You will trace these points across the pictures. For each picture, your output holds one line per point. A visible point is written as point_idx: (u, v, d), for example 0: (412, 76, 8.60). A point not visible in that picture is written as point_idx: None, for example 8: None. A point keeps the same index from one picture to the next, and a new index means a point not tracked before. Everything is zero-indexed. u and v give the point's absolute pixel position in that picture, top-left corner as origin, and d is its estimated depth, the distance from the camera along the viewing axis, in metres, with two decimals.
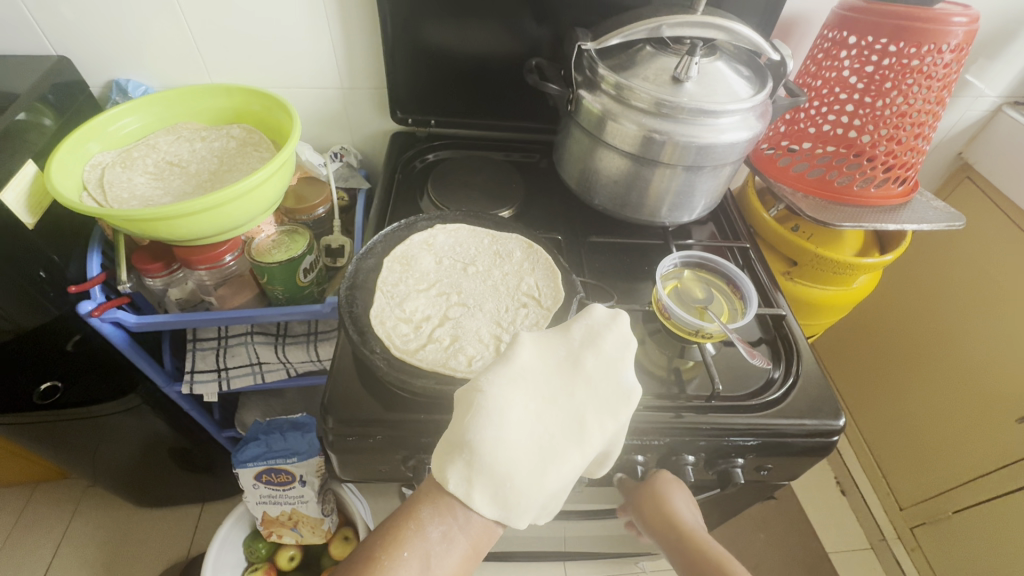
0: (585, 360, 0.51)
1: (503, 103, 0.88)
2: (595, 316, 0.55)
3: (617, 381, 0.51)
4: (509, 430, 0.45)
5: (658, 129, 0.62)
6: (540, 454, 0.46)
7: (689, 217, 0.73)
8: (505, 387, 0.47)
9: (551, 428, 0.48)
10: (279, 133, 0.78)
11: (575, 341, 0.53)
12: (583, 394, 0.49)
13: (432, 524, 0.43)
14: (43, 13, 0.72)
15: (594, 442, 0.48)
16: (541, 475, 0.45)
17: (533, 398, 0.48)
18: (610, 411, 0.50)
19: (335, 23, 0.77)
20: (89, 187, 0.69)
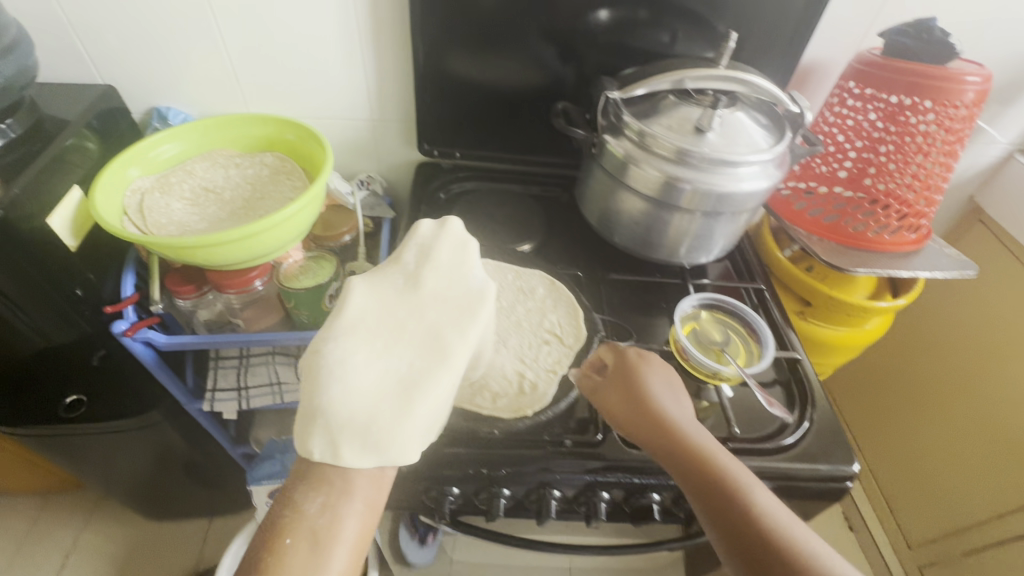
0: (423, 280, 0.57)
1: (526, 137, 0.91)
2: (424, 233, 0.62)
3: (466, 288, 0.57)
4: (356, 379, 0.49)
5: (679, 176, 0.65)
6: (401, 385, 0.50)
7: (706, 257, 0.75)
8: (340, 341, 0.51)
9: (406, 356, 0.52)
10: (310, 162, 0.81)
11: (410, 265, 0.59)
12: (431, 310, 0.55)
13: (308, 501, 0.46)
14: (93, 45, 0.75)
15: (454, 350, 0.53)
16: (405, 405, 0.49)
17: (376, 341, 0.52)
18: (463, 320, 0.54)
19: (368, 59, 0.80)
20: (129, 212, 0.71)
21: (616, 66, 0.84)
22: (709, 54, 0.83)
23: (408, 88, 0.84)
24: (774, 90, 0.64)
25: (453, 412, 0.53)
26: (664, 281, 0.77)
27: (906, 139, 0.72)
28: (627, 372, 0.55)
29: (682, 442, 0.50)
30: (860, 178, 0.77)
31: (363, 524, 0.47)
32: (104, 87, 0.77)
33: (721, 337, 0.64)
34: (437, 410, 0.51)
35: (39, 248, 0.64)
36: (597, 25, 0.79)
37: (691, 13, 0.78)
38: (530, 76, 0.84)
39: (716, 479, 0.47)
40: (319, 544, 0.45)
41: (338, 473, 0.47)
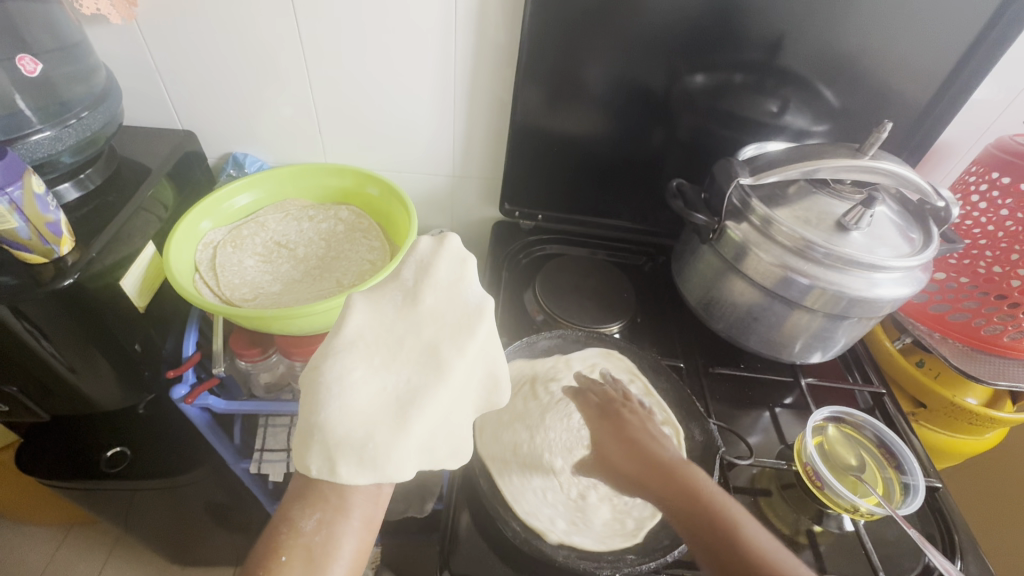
0: (422, 295, 0.52)
1: (612, 200, 0.85)
2: (423, 249, 0.55)
3: (463, 301, 0.52)
4: (353, 395, 0.46)
5: (813, 275, 0.57)
6: (399, 404, 0.47)
7: (820, 357, 0.67)
8: (339, 356, 0.48)
9: (404, 372, 0.49)
10: (392, 224, 0.76)
11: (408, 280, 0.53)
12: (431, 328, 0.51)
13: (304, 517, 0.44)
14: (178, 90, 0.72)
15: (453, 368, 0.49)
16: (401, 423, 0.46)
17: (374, 357, 0.49)
18: (463, 335, 0.51)
19: (457, 117, 0.76)
20: (201, 269, 0.66)
21: (715, 132, 0.78)
22: (822, 129, 0.77)
23: (494, 145, 0.79)
24: (929, 187, 0.58)
25: (453, 428, 0.50)
26: (769, 377, 0.70)
27: None
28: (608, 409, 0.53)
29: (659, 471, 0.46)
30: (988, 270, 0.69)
31: (360, 543, 0.46)
32: (184, 133, 0.74)
33: (856, 463, 0.59)
34: (435, 427, 0.48)
35: (111, 313, 0.59)
36: (693, 88, 0.73)
37: (807, 85, 0.73)
38: (623, 139, 0.78)
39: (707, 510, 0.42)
40: (315, 563, 0.43)
41: (334, 489, 0.46)
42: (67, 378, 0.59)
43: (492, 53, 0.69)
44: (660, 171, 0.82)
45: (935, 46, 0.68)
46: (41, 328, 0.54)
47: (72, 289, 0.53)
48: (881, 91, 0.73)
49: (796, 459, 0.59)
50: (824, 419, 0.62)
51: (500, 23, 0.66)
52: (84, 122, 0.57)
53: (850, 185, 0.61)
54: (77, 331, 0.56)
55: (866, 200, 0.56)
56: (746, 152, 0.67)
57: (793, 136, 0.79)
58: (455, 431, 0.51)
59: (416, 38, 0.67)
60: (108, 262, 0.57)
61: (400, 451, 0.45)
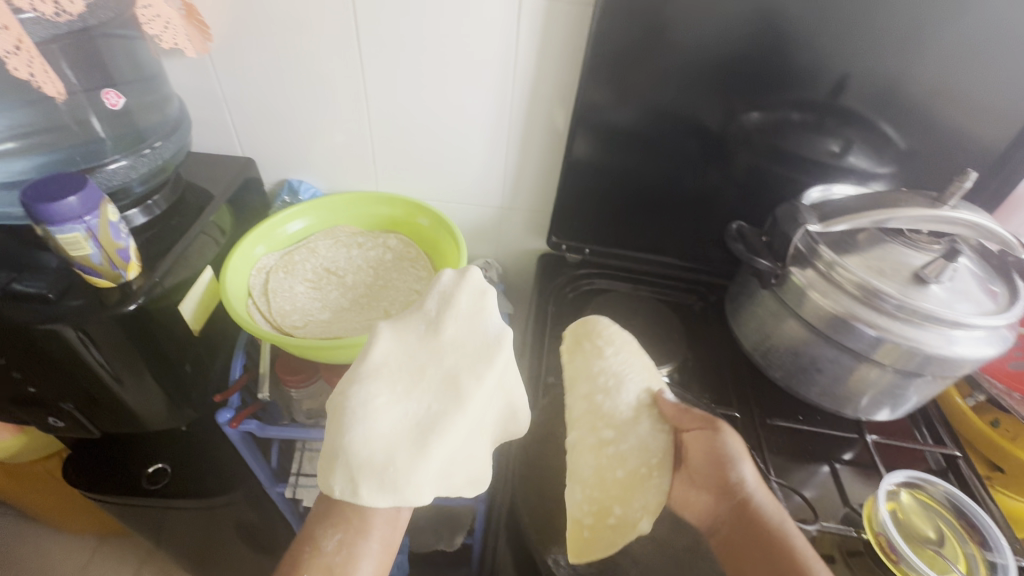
0: (443, 327, 0.53)
1: (662, 236, 0.83)
2: (444, 280, 0.57)
3: (483, 332, 0.54)
4: (376, 420, 0.47)
5: (881, 326, 0.54)
6: (420, 428, 0.48)
7: (888, 413, 0.63)
8: (365, 382, 0.49)
9: (425, 399, 0.50)
10: (439, 254, 0.76)
11: (431, 310, 0.55)
12: (451, 356, 0.52)
13: (327, 537, 0.47)
14: (242, 120, 0.74)
15: (471, 396, 0.50)
16: (421, 447, 0.47)
17: (398, 383, 0.50)
18: (481, 363, 0.52)
19: (510, 150, 0.76)
20: (254, 294, 0.67)
21: (771, 171, 0.76)
22: (886, 172, 0.74)
23: (544, 179, 0.79)
24: (1014, 239, 0.54)
25: (472, 456, 0.50)
26: (832, 433, 0.66)
27: None
28: (711, 426, 0.51)
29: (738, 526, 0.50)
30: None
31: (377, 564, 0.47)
32: (245, 160, 0.76)
33: (934, 535, 0.54)
34: (454, 454, 0.49)
35: (168, 335, 0.60)
36: (753, 126, 0.72)
37: (872, 127, 0.70)
38: (675, 175, 0.77)
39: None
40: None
41: (356, 511, 0.48)
42: (112, 391, 0.59)
43: (549, 89, 0.69)
44: (712, 210, 0.80)
45: (1017, 90, 0.65)
46: (98, 345, 0.55)
47: (135, 313, 0.54)
48: (952, 135, 0.69)
49: (867, 526, 0.55)
50: (896, 484, 0.58)
51: (559, 61, 0.67)
52: (157, 151, 0.60)
53: (928, 236, 0.57)
54: (131, 347, 0.56)
55: (949, 253, 0.53)
56: (811, 194, 0.64)
57: (857, 178, 0.76)
58: (474, 458, 0.51)
59: (473, 73, 0.68)
60: (170, 286, 0.59)
61: (419, 476, 0.46)
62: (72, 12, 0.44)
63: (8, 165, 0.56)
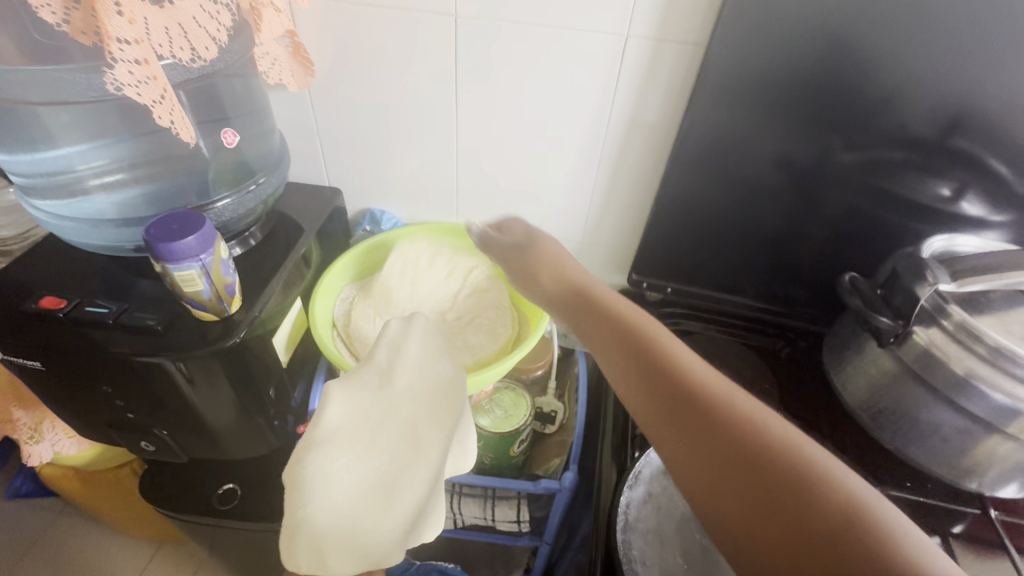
0: (397, 376, 0.45)
1: (747, 277, 0.79)
2: (393, 327, 0.49)
3: (438, 372, 0.45)
4: (334, 486, 0.40)
5: (1016, 395, 0.49)
6: (383, 489, 0.40)
7: (1016, 489, 0.57)
8: (320, 448, 0.41)
9: (384, 456, 0.41)
10: (522, 293, 0.74)
11: (382, 361, 0.46)
12: (408, 407, 0.43)
13: None
14: (330, 150, 0.75)
15: (431, 444, 0.41)
16: (387, 507, 0.39)
17: (354, 443, 0.42)
18: (438, 411, 0.43)
19: (596, 185, 0.74)
20: (338, 325, 0.68)
21: (874, 215, 0.71)
22: (1002, 219, 0.69)
23: (627, 215, 0.77)
24: None
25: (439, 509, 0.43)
26: (947, 505, 0.61)
27: None
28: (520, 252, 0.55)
29: (630, 356, 0.39)
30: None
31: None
32: (331, 190, 0.76)
33: None
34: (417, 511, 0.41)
35: (258, 365, 0.61)
36: (859, 167, 0.68)
37: (991, 171, 0.65)
38: (769, 215, 0.73)
39: (737, 431, 0.33)
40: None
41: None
42: (206, 423, 0.61)
43: (644, 127, 0.67)
44: (804, 252, 0.76)
45: None
46: (195, 374, 0.55)
47: (234, 346, 0.55)
48: None
49: None
50: None
51: (657, 98, 0.65)
52: (261, 187, 0.63)
53: None
54: (226, 381, 0.58)
55: None
56: (933, 245, 0.59)
57: (971, 226, 0.70)
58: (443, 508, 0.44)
59: (563, 108, 0.67)
60: (265, 318, 0.59)
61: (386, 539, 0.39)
62: (205, 57, 0.46)
63: (123, 195, 0.60)
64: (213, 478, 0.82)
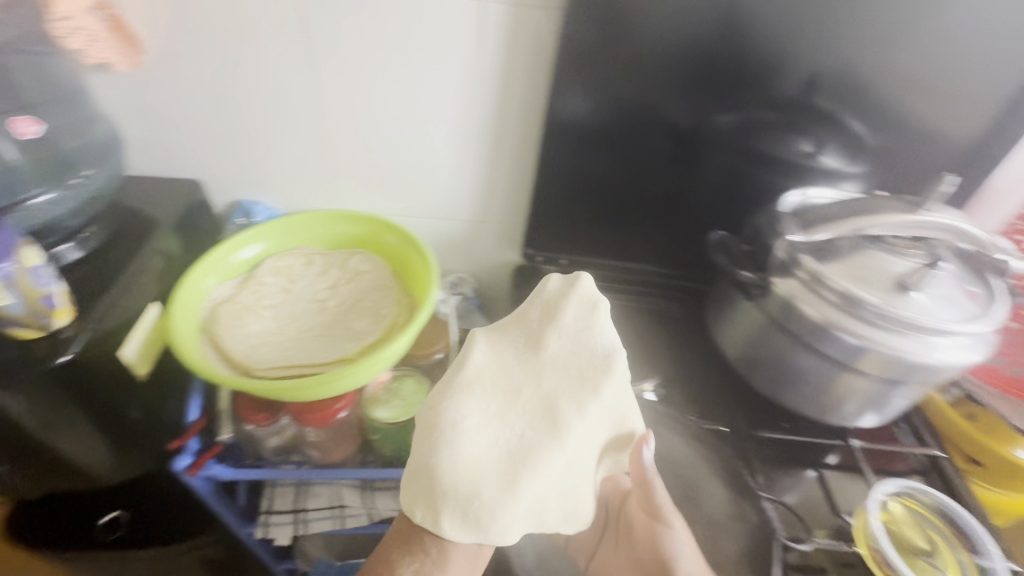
0: (547, 341, 0.49)
1: (638, 243, 0.81)
2: (550, 289, 0.52)
3: (592, 350, 0.49)
4: (465, 447, 0.44)
5: (866, 336, 0.53)
6: (511, 459, 0.44)
7: (874, 418, 0.62)
8: (456, 398, 0.46)
9: (519, 425, 0.46)
10: (408, 274, 0.71)
11: (533, 322, 0.50)
12: (553, 378, 0.47)
13: (404, 565, 0.46)
14: (182, 138, 0.68)
15: (568, 428, 0.46)
16: (509, 484, 0.43)
17: (491, 402, 0.47)
18: (587, 388, 0.47)
19: (478, 161, 0.72)
20: (207, 328, 0.62)
21: (747, 173, 0.74)
22: (856, 169, 0.74)
23: (516, 191, 0.76)
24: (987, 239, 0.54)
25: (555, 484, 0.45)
26: (818, 440, 0.65)
27: None
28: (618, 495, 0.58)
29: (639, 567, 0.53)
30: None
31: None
32: (189, 182, 0.70)
33: (926, 545, 0.52)
34: (556, 480, 0.45)
35: (111, 384, 0.55)
36: (727, 128, 0.70)
37: (841, 124, 0.69)
38: (651, 181, 0.74)
39: None
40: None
41: None
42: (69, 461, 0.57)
43: (517, 96, 0.66)
44: (687, 214, 0.78)
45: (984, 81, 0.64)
46: (27, 398, 0.50)
47: (69, 365, 0.50)
48: (919, 129, 0.69)
49: (858, 540, 0.53)
50: (883, 493, 0.55)
51: (525, 66, 0.63)
52: (89, 180, 0.56)
53: (907, 240, 0.57)
54: (78, 411, 0.53)
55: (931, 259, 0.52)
56: (790, 200, 0.62)
57: (831, 178, 0.74)
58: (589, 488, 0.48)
59: (432, 82, 0.64)
60: (110, 330, 0.54)
61: (507, 515, 0.43)
62: None
63: None
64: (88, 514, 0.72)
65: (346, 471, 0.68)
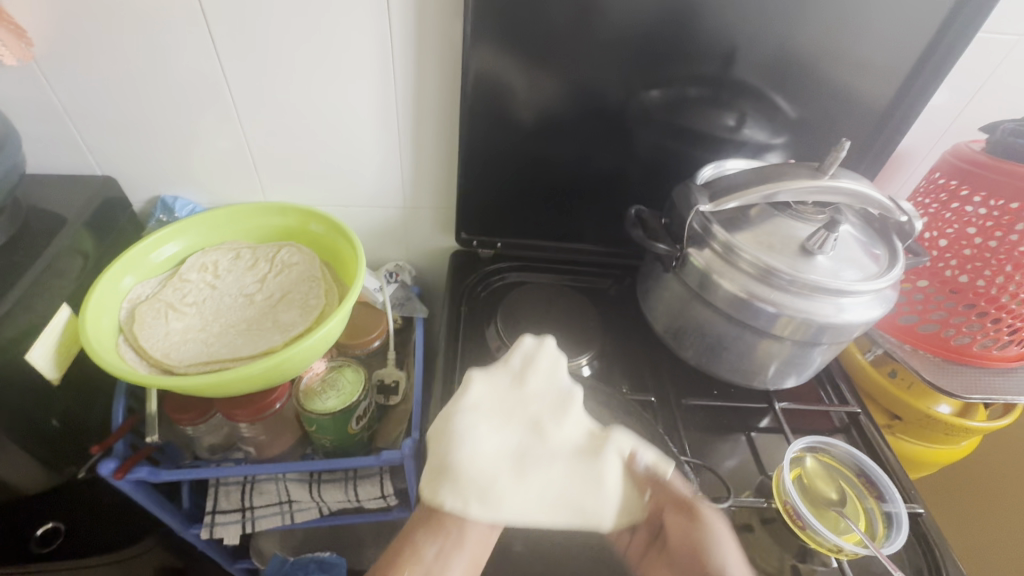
0: (528, 378, 0.50)
1: (572, 223, 0.82)
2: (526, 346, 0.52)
3: (560, 385, 0.50)
4: (477, 443, 0.44)
5: (779, 302, 0.55)
6: (520, 459, 0.44)
7: (795, 380, 0.65)
8: (463, 415, 0.46)
9: (520, 435, 0.46)
10: (338, 262, 0.71)
11: (514, 366, 0.51)
12: (535, 402, 0.48)
13: (426, 544, 0.41)
14: (93, 134, 0.67)
15: (564, 435, 0.46)
16: (520, 476, 0.43)
17: (494, 418, 0.47)
18: (564, 411, 0.48)
19: (402, 146, 0.72)
20: (125, 329, 0.60)
21: (673, 149, 0.75)
22: (780, 142, 0.75)
23: (444, 174, 0.76)
24: (890, 203, 0.56)
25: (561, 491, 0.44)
26: (745, 404, 0.68)
27: (1000, 244, 0.63)
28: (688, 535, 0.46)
29: None
30: (943, 270, 0.69)
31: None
32: (102, 179, 0.69)
33: (836, 496, 0.56)
34: (573, 483, 0.44)
35: (14, 388, 0.54)
36: (649, 104, 0.70)
37: (762, 97, 0.70)
38: (578, 161, 0.75)
39: None
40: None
41: None
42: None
43: (433, 77, 0.66)
44: (617, 192, 0.79)
45: (893, 48, 0.65)
46: None
47: None
48: (838, 98, 0.70)
49: (775, 495, 0.56)
50: (801, 449, 0.59)
51: (436, 48, 0.63)
52: None
53: (813, 205, 0.58)
54: None
55: (829, 223, 0.54)
56: (703, 174, 0.64)
57: (753, 150, 0.76)
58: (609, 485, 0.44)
59: (346, 67, 0.64)
60: (10, 333, 0.53)
61: (521, 508, 0.42)
62: None
63: None
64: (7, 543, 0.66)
65: (285, 463, 0.68)
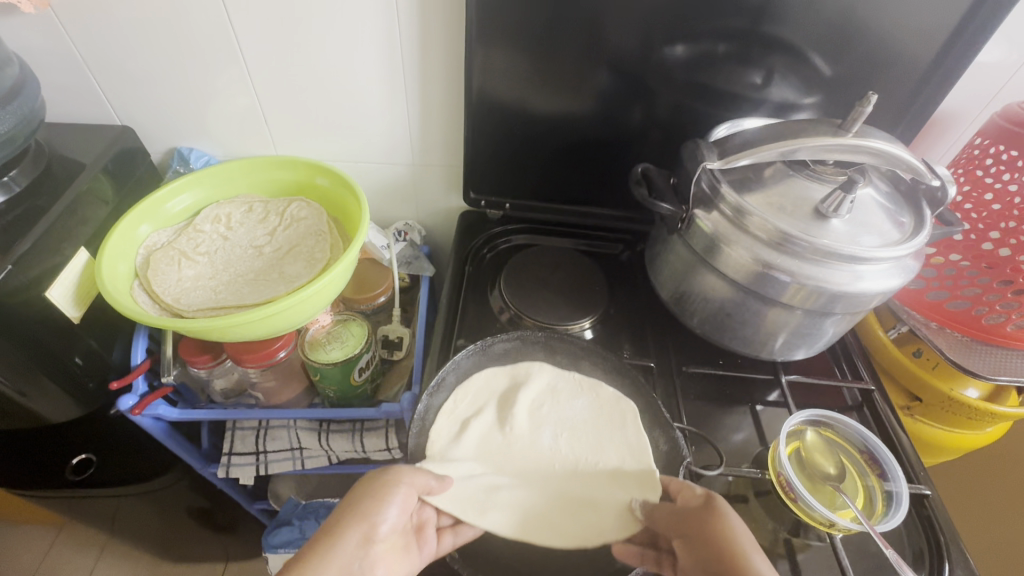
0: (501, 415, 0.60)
1: (583, 187, 0.80)
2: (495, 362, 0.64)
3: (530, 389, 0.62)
4: (473, 393, 0.61)
5: (791, 271, 0.51)
6: (508, 400, 0.61)
7: (804, 352, 0.62)
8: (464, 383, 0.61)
9: (503, 390, 0.62)
10: (345, 217, 0.72)
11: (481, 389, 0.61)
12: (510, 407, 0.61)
13: None
14: (111, 85, 0.69)
15: (543, 402, 0.61)
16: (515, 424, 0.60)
17: (489, 382, 0.62)
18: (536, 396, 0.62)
19: (408, 100, 0.71)
20: (140, 275, 0.63)
21: (694, 110, 0.70)
22: (812, 101, 0.69)
23: (452, 132, 0.75)
24: (922, 166, 0.51)
25: (548, 469, 0.57)
26: (751, 375, 0.66)
27: None
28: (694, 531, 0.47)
29: None
30: (978, 243, 0.64)
31: None
32: (121, 129, 0.72)
33: (834, 471, 0.55)
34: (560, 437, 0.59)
35: (38, 323, 0.58)
36: (671, 60, 0.66)
37: (795, 52, 0.64)
38: (589, 120, 0.72)
39: None
40: None
41: None
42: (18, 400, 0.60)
43: (439, 30, 0.64)
44: (632, 154, 0.76)
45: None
46: None
47: None
48: (880, 50, 0.63)
49: (770, 467, 0.55)
50: (801, 423, 0.58)
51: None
52: None
53: (833, 166, 0.55)
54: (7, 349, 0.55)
55: (846, 184, 0.50)
56: (716, 133, 0.61)
57: (779, 111, 0.71)
58: (603, 453, 0.58)
59: (351, 18, 0.63)
60: (30, 272, 0.56)
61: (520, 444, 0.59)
62: None
63: None
64: (47, 466, 0.73)
65: (293, 409, 0.71)
